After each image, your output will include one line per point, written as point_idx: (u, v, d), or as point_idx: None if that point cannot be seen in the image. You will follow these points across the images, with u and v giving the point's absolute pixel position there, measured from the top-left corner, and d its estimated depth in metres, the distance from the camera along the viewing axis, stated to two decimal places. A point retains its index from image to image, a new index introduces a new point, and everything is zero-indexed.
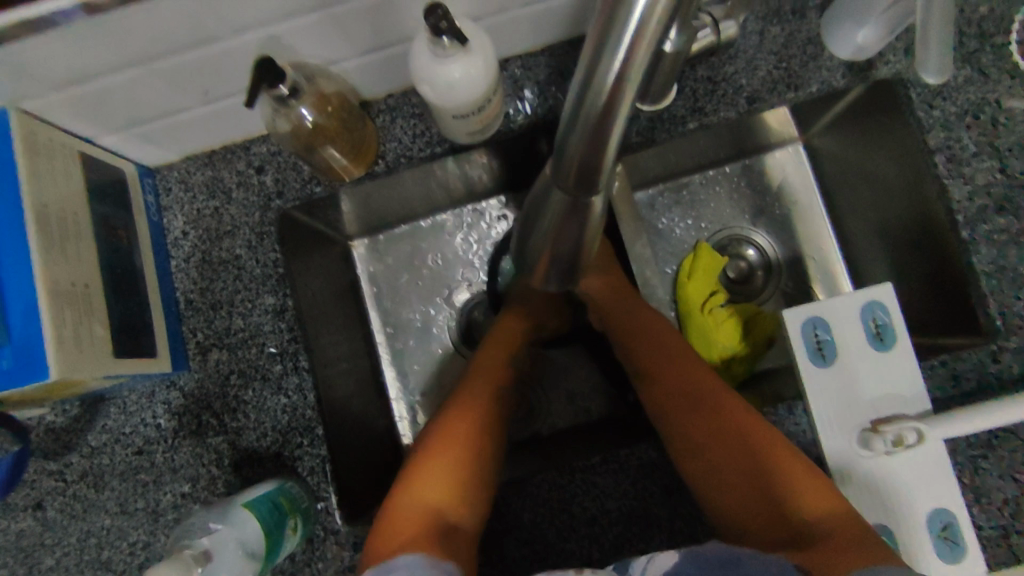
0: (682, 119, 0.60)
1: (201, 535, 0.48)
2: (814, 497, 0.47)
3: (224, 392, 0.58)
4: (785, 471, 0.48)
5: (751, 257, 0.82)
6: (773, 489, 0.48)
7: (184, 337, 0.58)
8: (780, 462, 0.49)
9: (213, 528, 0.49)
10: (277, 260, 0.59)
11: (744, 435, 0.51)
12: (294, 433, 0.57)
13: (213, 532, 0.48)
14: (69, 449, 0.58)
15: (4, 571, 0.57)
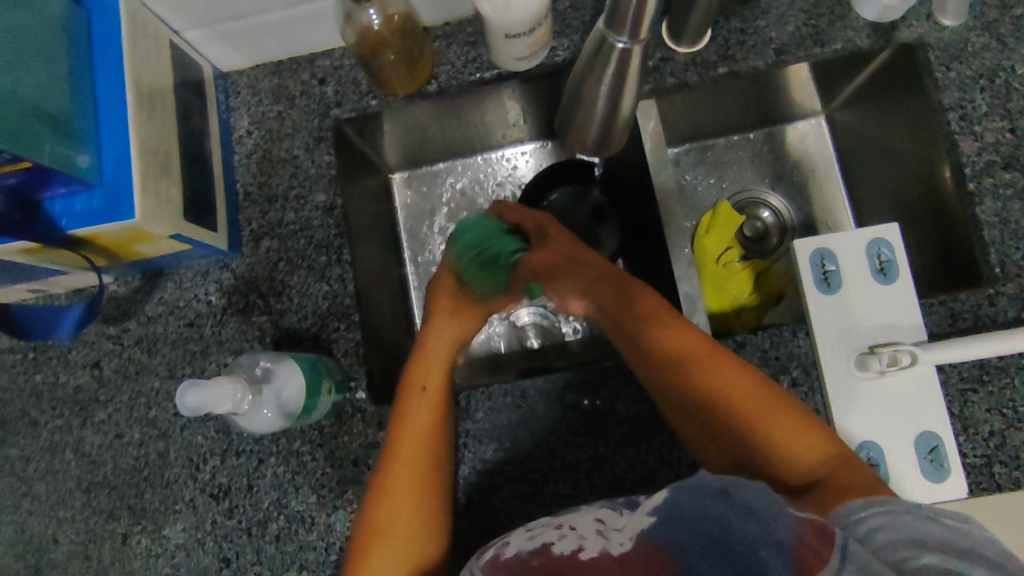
0: (713, 65, 0.65)
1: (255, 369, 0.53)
2: (802, 438, 0.47)
3: (272, 276, 0.63)
4: (775, 419, 0.48)
5: (768, 219, 0.86)
6: (768, 435, 0.48)
7: (240, 224, 0.64)
8: (764, 411, 0.49)
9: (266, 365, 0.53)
10: (331, 163, 0.64)
11: (736, 404, 0.50)
12: (332, 319, 0.62)
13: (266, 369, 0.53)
14: (127, 316, 0.63)
15: (60, 421, 0.62)
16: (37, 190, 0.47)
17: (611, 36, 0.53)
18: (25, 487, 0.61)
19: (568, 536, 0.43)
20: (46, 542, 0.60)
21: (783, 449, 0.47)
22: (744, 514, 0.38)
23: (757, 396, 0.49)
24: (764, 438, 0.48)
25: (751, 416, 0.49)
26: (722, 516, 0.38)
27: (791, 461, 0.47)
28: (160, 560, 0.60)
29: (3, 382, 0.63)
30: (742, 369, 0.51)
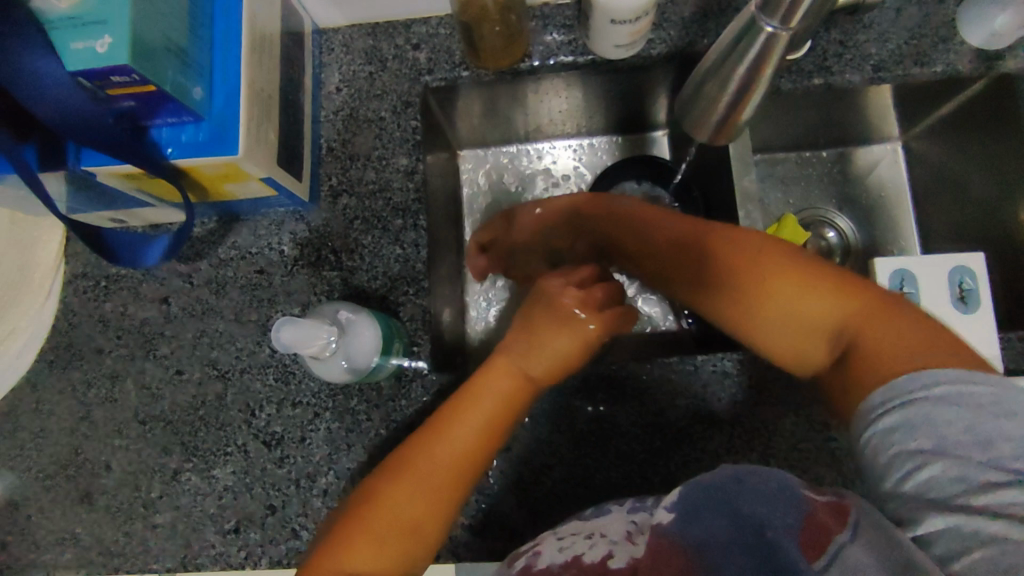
0: (808, 74, 0.64)
1: (334, 315, 0.53)
2: (835, 299, 0.47)
3: (346, 233, 0.63)
4: (801, 293, 0.48)
5: (831, 240, 0.84)
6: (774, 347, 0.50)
7: (321, 178, 0.64)
8: (809, 282, 0.48)
9: (345, 314, 0.53)
10: (416, 128, 0.65)
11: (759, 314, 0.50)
12: (402, 282, 0.62)
13: (344, 317, 0.53)
14: (199, 257, 0.64)
15: (124, 351, 0.63)
16: (148, 116, 0.47)
17: (761, 19, 0.49)
18: (84, 412, 0.62)
19: (598, 544, 0.44)
20: (98, 467, 0.61)
21: (808, 321, 0.48)
22: (754, 500, 0.40)
23: (793, 284, 0.48)
24: (792, 304, 0.48)
25: (777, 289, 0.48)
26: (732, 508, 0.40)
27: (816, 331, 0.47)
28: (207, 499, 0.60)
29: (73, 306, 0.64)
30: (802, 279, 0.48)
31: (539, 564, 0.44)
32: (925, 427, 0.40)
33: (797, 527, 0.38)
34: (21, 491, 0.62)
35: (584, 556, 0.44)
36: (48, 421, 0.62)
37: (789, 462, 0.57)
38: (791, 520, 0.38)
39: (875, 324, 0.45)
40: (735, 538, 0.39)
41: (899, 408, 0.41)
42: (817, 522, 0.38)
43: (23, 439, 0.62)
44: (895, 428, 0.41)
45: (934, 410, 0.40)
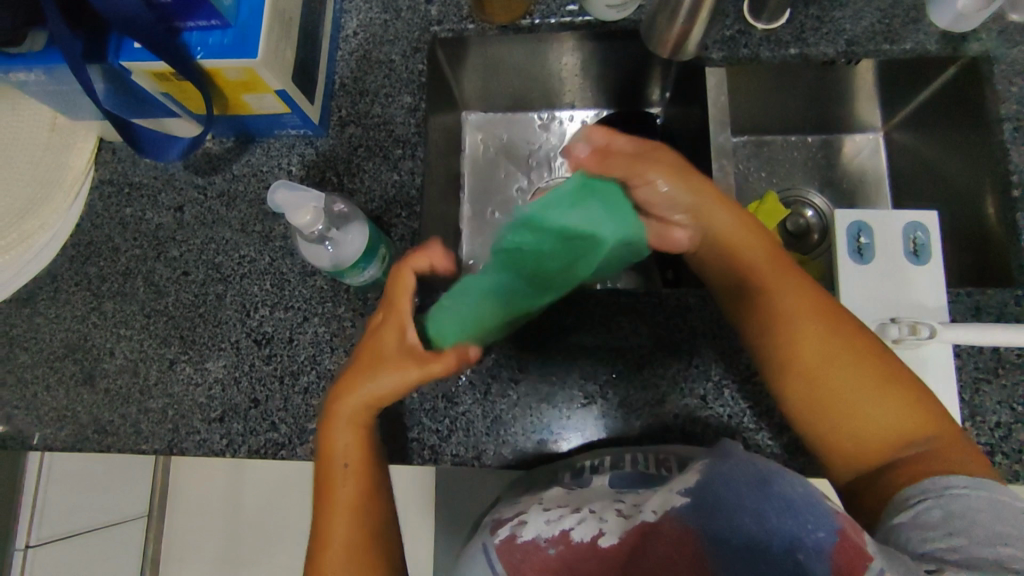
0: (785, 45, 0.69)
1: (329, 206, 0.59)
2: (910, 413, 0.50)
3: (349, 159, 0.69)
4: (874, 389, 0.51)
5: (810, 218, 0.89)
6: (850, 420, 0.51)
7: (332, 110, 0.70)
8: (879, 384, 0.51)
9: (339, 207, 0.59)
10: (422, 72, 0.71)
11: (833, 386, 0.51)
12: (396, 205, 0.67)
13: (338, 209, 0.59)
14: (215, 171, 0.70)
15: (138, 251, 0.69)
16: (182, 18, 0.54)
17: None
18: (95, 302, 0.68)
19: (587, 521, 0.45)
20: (103, 353, 0.67)
21: (871, 413, 0.50)
22: (782, 511, 0.40)
23: (853, 371, 0.51)
24: (854, 403, 0.51)
25: (861, 386, 0.51)
26: (759, 509, 0.41)
27: (868, 429, 0.50)
28: (198, 389, 0.65)
29: (97, 209, 0.70)
30: (868, 362, 0.52)
31: (523, 535, 0.45)
32: (962, 514, 0.43)
33: (827, 542, 0.39)
34: (30, 370, 0.67)
35: (571, 533, 0.44)
36: (63, 309, 0.68)
37: (741, 393, 0.61)
38: (821, 535, 0.39)
39: (948, 454, 0.48)
40: (763, 541, 0.39)
41: (937, 497, 0.44)
42: (847, 539, 0.39)
43: (38, 323, 0.68)
44: (932, 517, 0.43)
45: (970, 501, 0.43)
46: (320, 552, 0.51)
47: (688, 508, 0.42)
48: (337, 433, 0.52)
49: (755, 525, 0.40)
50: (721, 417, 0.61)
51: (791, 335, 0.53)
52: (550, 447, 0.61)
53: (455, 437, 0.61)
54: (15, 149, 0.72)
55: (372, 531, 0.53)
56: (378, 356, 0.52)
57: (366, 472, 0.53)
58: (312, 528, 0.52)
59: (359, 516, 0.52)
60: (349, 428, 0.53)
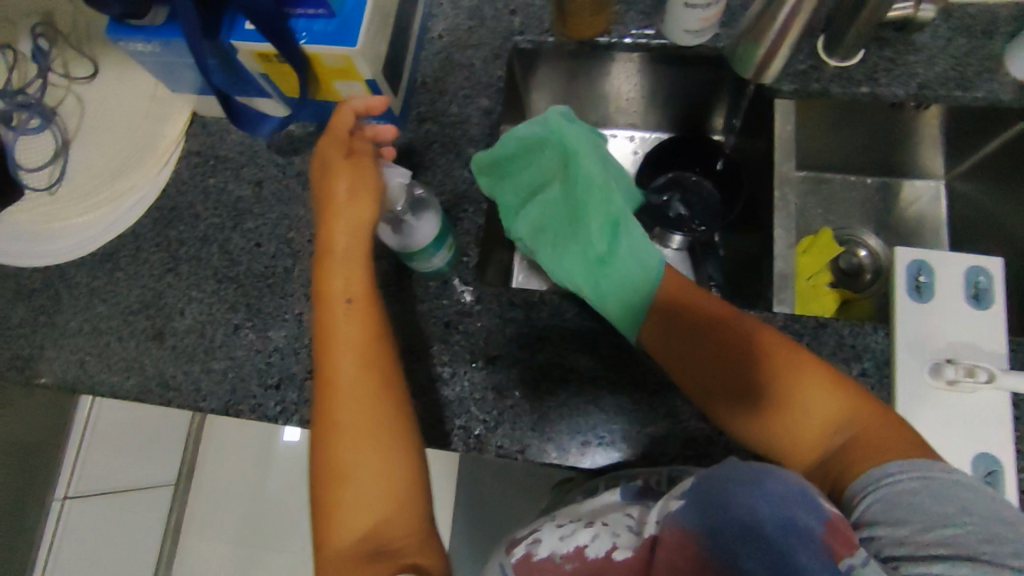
0: (856, 83, 0.70)
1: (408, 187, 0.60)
2: (832, 403, 0.51)
3: (424, 153, 0.72)
4: (785, 375, 0.53)
5: (863, 257, 0.88)
6: (786, 436, 0.52)
7: (412, 106, 0.74)
8: (799, 380, 0.52)
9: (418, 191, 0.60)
10: (500, 78, 0.74)
11: (768, 405, 0.53)
12: (464, 201, 0.70)
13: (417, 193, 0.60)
14: (295, 153, 0.74)
15: (216, 220, 0.73)
16: (293, 4, 0.58)
17: None
18: (172, 264, 0.72)
19: (600, 537, 0.44)
20: (174, 312, 0.70)
21: (808, 424, 0.51)
22: (761, 500, 0.37)
23: (788, 380, 0.53)
24: (788, 411, 0.52)
25: (789, 393, 0.52)
26: (745, 504, 0.38)
27: (807, 437, 0.51)
28: (258, 355, 0.68)
29: (184, 177, 0.74)
30: (789, 363, 0.53)
31: (539, 553, 0.43)
32: (902, 502, 0.41)
33: (817, 530, 0.36)
34: (106, 320, 0.71)
35: (586, 549, 0.43)
36: (141, 267, 0.72)
37: None
38: (813, 521, 0.36)
39: (880, 425, 0.49)
40: (756, 532, 0.36)
41: (880, 488, 0.43)
42: (836, 526, 0.36)
43: (117, 277, 0.72)
44: (876, 511, 0.42)
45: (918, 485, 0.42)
46: (333, 507, 0.47)
47: (683, 512, 0.40)
48: (341, 357, 0.50)
49: (746, 520, 0.37)
50: None
51: (726, 361, 0.56)
52: (593, 453, 0.62)
53: (501, 429, 0.63)
54: (114, 113, 0.77)
55: (396, 489, 0.47)
56: (341, 287, 0.51)
57: (374, 421, 0.48)
58: (317, 498, 0.48)
59: (370, 460, 0.47)
60: (348, 353, 0.50)
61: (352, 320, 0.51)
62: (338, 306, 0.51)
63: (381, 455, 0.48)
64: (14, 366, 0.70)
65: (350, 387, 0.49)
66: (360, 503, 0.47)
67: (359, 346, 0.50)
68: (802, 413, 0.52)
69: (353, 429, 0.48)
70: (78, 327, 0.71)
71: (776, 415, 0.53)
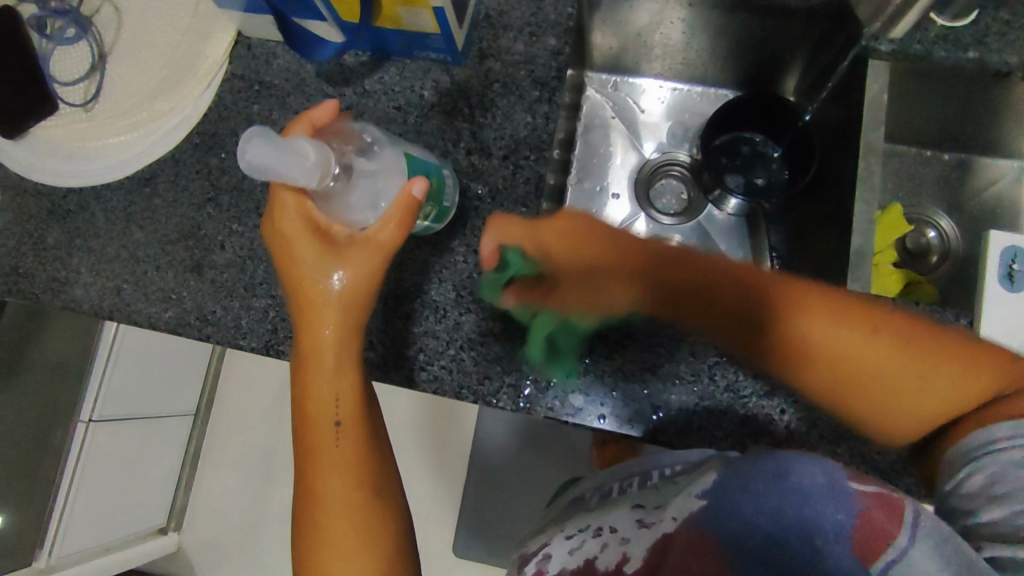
0: (963, 46, 0.64)
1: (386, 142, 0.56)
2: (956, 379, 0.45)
3: (484, 92, 0.67)
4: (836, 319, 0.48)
5: (932, 238, 0.84)
6: (888, 415, 0.48)
7: (473, 40, 0.68)
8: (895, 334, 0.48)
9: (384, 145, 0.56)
10: (570, 15, 0.68)
11: (868, 385, 0.48)
12: (525, 147, 0.65)
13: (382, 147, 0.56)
14: (345, 83, 0.69)
15: None
16: None
17: None
18: (212, 194, 0.68)
19: (609, 547, 0.39)
20: (213, 244, 0.67)
21: (914, 398, 0.47)
22: (800, 502, 0.35)
23: (892, 357, 0.47)
24: (896, 389, 0.47)
25: (905, 376, 0.47)
26: (769, 503, 0.36)
27: (918, 417, 0.47)
28: None
29: (226, 101, 0.70)
30: (835, 313, 0.49)
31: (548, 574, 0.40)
32: None
33: (847, 525, 0.34)
34: (143, 248, 0.68)
35: (596, 561, 0.39)
36: (180, 195, 0.69)
37: None
38: (842, 517, 0.34)
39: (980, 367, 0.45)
40: (779, 544, 0.34)
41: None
42: (871, 518, 0.34)
43: (155, 204, 0.69)
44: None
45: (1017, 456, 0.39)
46: (314, 543, 0.53)
47: (702, 510, 0.37)
48: (321, 384, 0.54)
49: (768, 528, 0.35)
50: (827, 419, 0.59)
51: (820, 351, 0.49)
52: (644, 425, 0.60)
53: (552, 390, 0.60)
54: (152, 28, 0.71)
55: (372, 537, 0.53)
56: (330, 334, 0.53)
57: (354, 407, 0.54)
58: (302, 537, 0.54)
59: (346, 511, 0.53)
60: (326, 394, 0.54)
61: (344, 376, 0.54)
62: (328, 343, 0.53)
63: (356, 500, 0.53)
64: (48, 289, 0.68)
65: (341, 439, 0.54)
66: (341, 554, 0.53)
67: (347, 389, 0.54)
68: (916, 389, 0.46)
69: (334, 474, 0.53)
70: (115, 254, 0.68)
71: (884, 401, 0.48)
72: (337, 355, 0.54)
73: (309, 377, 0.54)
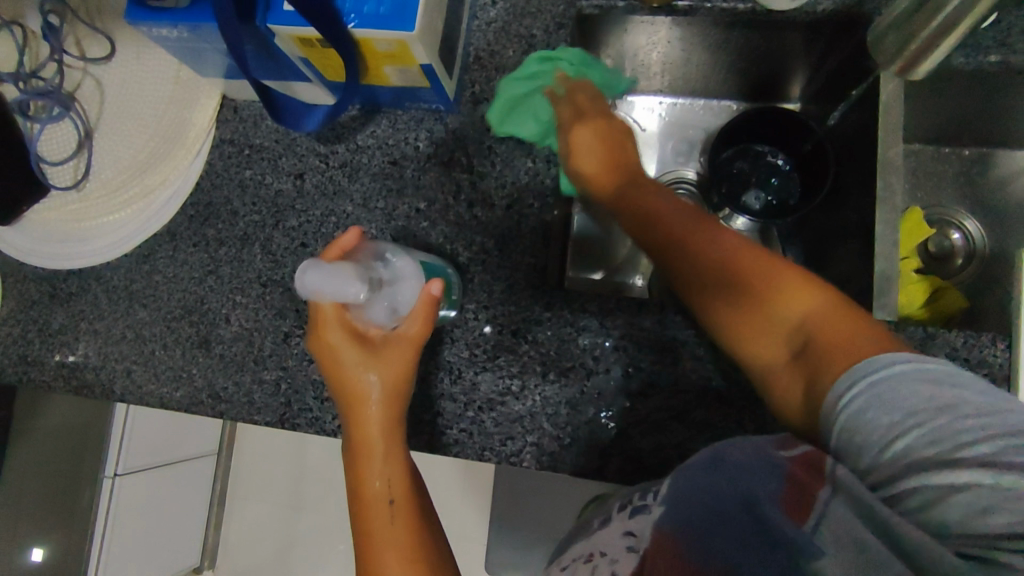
0: (983, 51, 0.61)
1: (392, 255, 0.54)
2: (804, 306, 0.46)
3: (480, 139, 0.65)
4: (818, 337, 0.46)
5: (956, 241, 0.81)
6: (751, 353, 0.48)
7: (465, 85, 0.66)
8: (843, 328, 0.44)
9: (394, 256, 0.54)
10: (564, 50, 0.65)
11: (752, 324, 0.48)
12: (528, 195, 0.63)
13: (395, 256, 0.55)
14: (337, 140, 0.67)
15: (257, 216, 0.67)
16: None
17: None
18: (213, 266, 0.67)
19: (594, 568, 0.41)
20: (219, 318, 0.66)
21: (777, 323, 0.47)
22: (748, 477, 0.37)
23: (797, 299, 0.47)
24: (766, 322, 0.48)
25: (771, 310, 0.47)
26: (713, 484, 0.38)
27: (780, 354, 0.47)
28: (312, 366, 0.63)
29: (218, 168, 0.68)
30: (768, 260, 0.50)
31: None
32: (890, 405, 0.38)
33: (779, 493, 0.36)
34: (148, 327, 0.67)
35: None
36: (181, 269, 0.67)
37: None
38: (773, 486, 0.36)
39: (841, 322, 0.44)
40: (722, 515, 0.36)
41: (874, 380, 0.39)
42: (797, 483, 0.36)
43: (156, 281, 0.67)
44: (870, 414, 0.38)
45: (891, 385, 0.38)
46: None
47: (663, 513, 0.39)
48: (370, 472, 0.52)
49: (712, 503, 0.37)
50: None
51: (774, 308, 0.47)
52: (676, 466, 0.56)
53: (575, 448, 0.58)
54: (137, 99, 0.70)
55: None
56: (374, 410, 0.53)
57: (406, 491, 0.53)
58: None
59: None
60: (379, 476, 0.52)
61: (394, 460, 0.53)
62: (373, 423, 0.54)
63: None
64: (57, 376, 0.67)
65: (397, 525, 0.51)
66: None
67: (398, 471, 0.53)
68: (777, 314, 0.47)
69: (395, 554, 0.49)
70: (121, 335, 0.67)
71: (742, 332, 0.48)
72: (383, 440, 0.53)
73: (359, 469, 0.53)
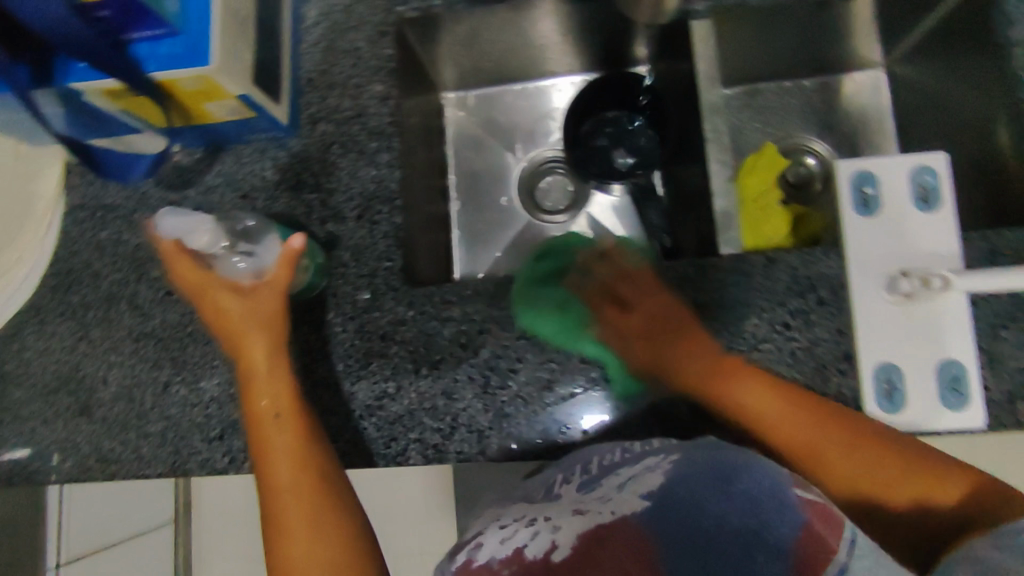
0: None
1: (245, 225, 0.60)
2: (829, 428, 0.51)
3: (324, 157, 0.66)
4: (785, 405, 0.52)
5: (812, 166, 0.85)
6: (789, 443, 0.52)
7: (301, 107, 0.67)
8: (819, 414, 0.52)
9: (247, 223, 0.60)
10: (389, 56, 0.68)
11: (792, 436, 0.52)
12: (377, 201, 0.65)
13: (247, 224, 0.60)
14: (187, 184, 0.68)
15: (119, 273, 0.67)
16: (130, 29, 0.53)
17: None
18: (83, 331, 0.66)
19: (540, 534, 0.38)
20: (96, 382, 0.65)
21: (788, 433, 0.52)
22: (744, 510, 0.36)
23: (803, 414, 0.52)
24: (788, 431, 0.52)
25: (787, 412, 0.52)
26: (692, 512, 0.37)
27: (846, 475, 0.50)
28: (194, 409, 0.63)
29: (74, 234, 0.68)
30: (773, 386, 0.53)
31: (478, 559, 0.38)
32: None
33: (787, 535, 0.35)
34: (26, 406, 0.66)
35: (526, 549, 0.37)
36: (51, 341, 0.67)
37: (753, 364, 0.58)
38: (786, 529, 0.35)
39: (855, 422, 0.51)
40: (701, 543, 0.35)
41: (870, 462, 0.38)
42: (811, 529, 0.35)
43: (28, 357, 0.67)
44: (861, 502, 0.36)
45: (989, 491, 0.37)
46: None
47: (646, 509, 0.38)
48: (277, 466, 0.51)
49: (710, 527, 0.36)
50: None
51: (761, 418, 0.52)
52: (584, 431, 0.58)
53: (457, 434, 0.59)
54: None
55: None
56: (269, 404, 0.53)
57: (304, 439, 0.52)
58: None
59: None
60: (284, 469, 0.50)
61: (295, 450, 0.51)
62: (268, 421, 0.53)
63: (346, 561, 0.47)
64: None
65: (307, 511, 0.49)
66: None
67: (301, 458, 0.51)
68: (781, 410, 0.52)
69: (310, 537, 0.48)
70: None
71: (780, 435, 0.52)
72: (281, 427, 0.52)
73: (264, 470, 0.51)
